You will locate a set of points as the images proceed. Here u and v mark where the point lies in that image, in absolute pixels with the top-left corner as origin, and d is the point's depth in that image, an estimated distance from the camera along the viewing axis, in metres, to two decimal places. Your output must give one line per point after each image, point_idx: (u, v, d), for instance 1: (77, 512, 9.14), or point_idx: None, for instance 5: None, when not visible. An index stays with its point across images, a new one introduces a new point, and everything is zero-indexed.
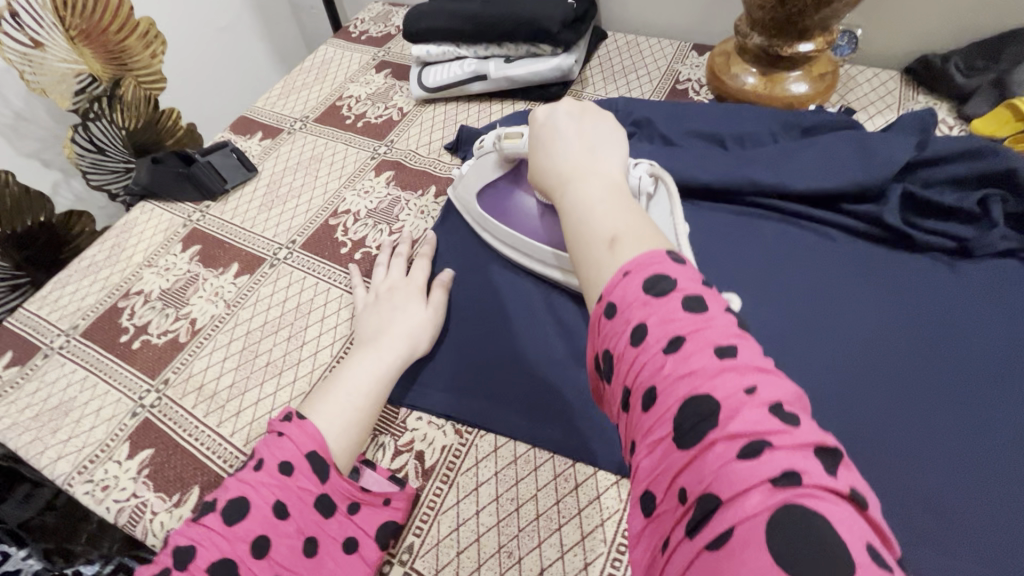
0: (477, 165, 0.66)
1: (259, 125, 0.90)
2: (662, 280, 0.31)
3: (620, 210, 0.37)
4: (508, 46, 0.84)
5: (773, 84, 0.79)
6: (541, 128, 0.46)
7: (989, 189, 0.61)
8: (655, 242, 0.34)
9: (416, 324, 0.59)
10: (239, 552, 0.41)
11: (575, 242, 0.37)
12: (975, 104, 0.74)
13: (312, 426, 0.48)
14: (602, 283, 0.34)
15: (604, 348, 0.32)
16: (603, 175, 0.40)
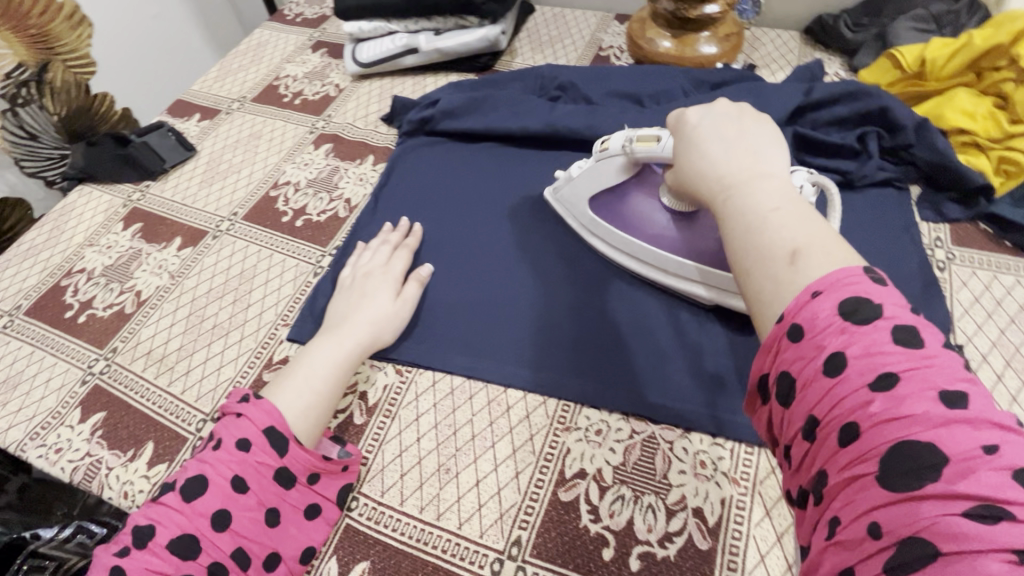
0: (597, 169, 0.61)
1: (196, 107, 0.92)
2: (864, 303, 0.29)
3: (797, 220, 0.35)
4: (436, 19, 0.88)
5: (685, 45, 0.85)
6: (698, 128, 0.45)
7: (867, 127, 0.68)
8: (845, 260, 0.32)
9: (380, 315, 0.59)
10: (199, 526, 0.44)
11: (746, 254, 0.36)
12: (862, 56, 0.81)
13: (268, 403, 0.49)
14: (780, 304, 0.32)
15: (781, 370, 0.31)
16: (771, 181, 0.39)
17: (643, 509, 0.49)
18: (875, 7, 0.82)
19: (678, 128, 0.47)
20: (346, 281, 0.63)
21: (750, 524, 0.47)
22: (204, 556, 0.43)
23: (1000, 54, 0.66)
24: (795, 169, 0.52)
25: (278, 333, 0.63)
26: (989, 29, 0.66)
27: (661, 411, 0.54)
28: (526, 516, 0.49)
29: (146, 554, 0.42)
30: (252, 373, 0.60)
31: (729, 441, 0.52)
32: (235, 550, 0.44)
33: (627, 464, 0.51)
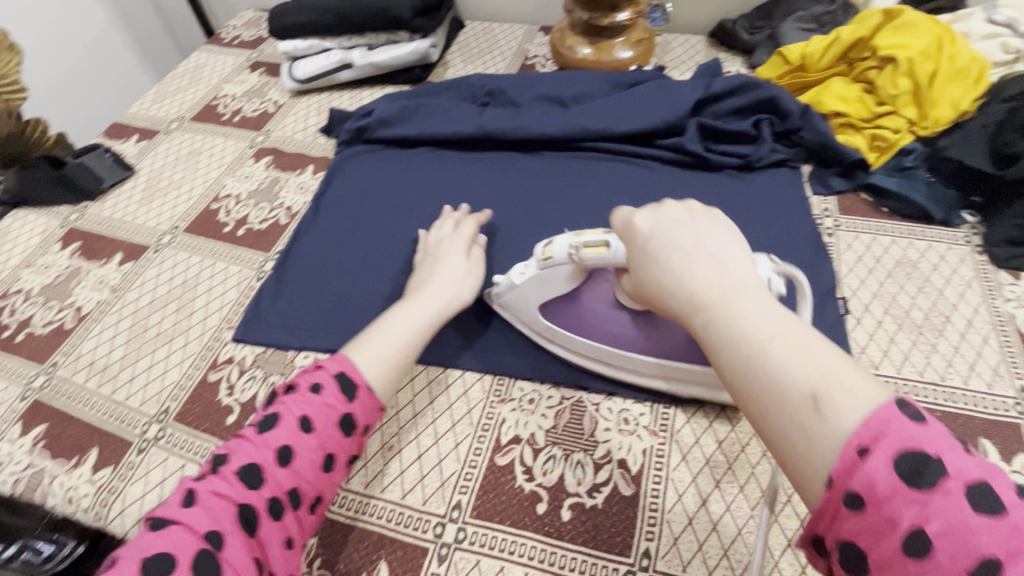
0: (544, 277, 0.55)
1: (134, 129, 0.93)
2: (925, 464, 0.25)
3: (798, 342, 0.31)
4: (369, 36, 0.93)
5: (603, 51, 0.92)
6: (649, 235, 0.41)
7: (760, 115, 0.77)
8: (873, 391, 0.28)
9: (454, 275, 0.61)
10: (265, 458, 0.43)
11: (758, 400, 0.31)
12: (758, 55, 0.90)
13: (345, 356, 0.50)
14: (822, 460, 0.28)
15: (843, 538, 0.27)
16: (753, 293, 0.35)
17: (572, 466, 0.53)
18: (766, 12, 0.92)
19: (631, 236, 0.43)
20: (418, 258, 0.66)
21: (668, 468, 0.52)
22: (266, 488, 0.42)
23: (863, 46, 0.76)
24: (757, 257, 0.45)
25: (222, 336, 0.65)
26: (853, 26, 0.77)
27: (587, 378, 0.59)
28: (466, 482, 0.53)
29: (219, 479, 0.42)
30: (198, 375, 0.62)
31: (648, 399, 0.57)
32: (292, 490, 0.43)
33: (558, 427, 0.56)
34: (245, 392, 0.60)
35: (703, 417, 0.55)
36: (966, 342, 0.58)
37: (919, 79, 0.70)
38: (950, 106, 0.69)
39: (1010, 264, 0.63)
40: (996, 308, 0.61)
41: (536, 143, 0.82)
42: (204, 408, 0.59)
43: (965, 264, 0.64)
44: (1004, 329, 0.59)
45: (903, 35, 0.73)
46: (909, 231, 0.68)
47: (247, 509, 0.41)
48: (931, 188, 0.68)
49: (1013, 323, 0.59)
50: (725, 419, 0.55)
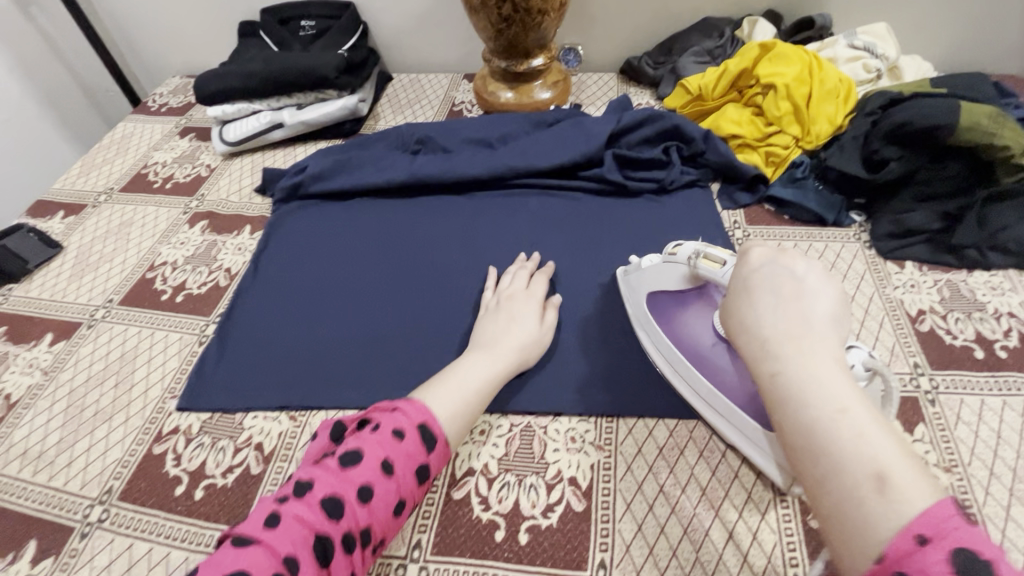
0: (661, 269, 0.62)
1: (59, 205, 0.91)
2: (974, 559, 0.28)
3: (870, 423, 0.34)
4: (297, 96, 0.96)
5: (524, 94, 0.98)
6: (755, 277, 0.43)
7: (668, 142, 0.84)
8: (931, 488, 0.31)
9: (527, 339, 0.63)
10: (348, 494, 0.46)
11: (821, 463, 0.34)
12: (663, 87, 0.98)
13: (422, 404, 0.52)
14: (870, 538, 0.31)
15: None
16: (833, 361, 0.37)
17: (526, 489, 0.55)
18: (667, 48, 1.00)
19: (740, 263, 0.45)
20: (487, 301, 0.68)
21: (616, 480, 0.55)
22: (344, 521, 0.45)
23: (748, 76, 0.86)
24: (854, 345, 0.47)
25: (166, 406, 0.64)
26: (738, 58, 0.86)
27: (533, 404, 0.61)
28: (423, 519, 0.54)
29: (303, 504, 0.45)
30: (142, 449, 0.60)
31: (593, 417, 0.60)
32: (364, 528, 0.46)
33: (510, 454, 0.58)
34: (192, 461, 0.59)
35: (644, 427, 0.59)
36: (865, 328, 0.65)
37: (797, 102, 0.80)
38: (827, 123, 0.79)
39: (894, 255, 0.71)
40: (887, 295, 0.68)
41: (468, 184, 0.86)
42: (150, 482, 0.57)
43: (858, 259, 0.72)
44: (896, 313, 0.66)
45: (778, 64, 0.83)
46: (808, 234, 0.76)
47: (326, 539, 0.43)
48: (820, 196, 0.76)
49: (902, 307, 0.67)
50: (664, 426, 0.59)
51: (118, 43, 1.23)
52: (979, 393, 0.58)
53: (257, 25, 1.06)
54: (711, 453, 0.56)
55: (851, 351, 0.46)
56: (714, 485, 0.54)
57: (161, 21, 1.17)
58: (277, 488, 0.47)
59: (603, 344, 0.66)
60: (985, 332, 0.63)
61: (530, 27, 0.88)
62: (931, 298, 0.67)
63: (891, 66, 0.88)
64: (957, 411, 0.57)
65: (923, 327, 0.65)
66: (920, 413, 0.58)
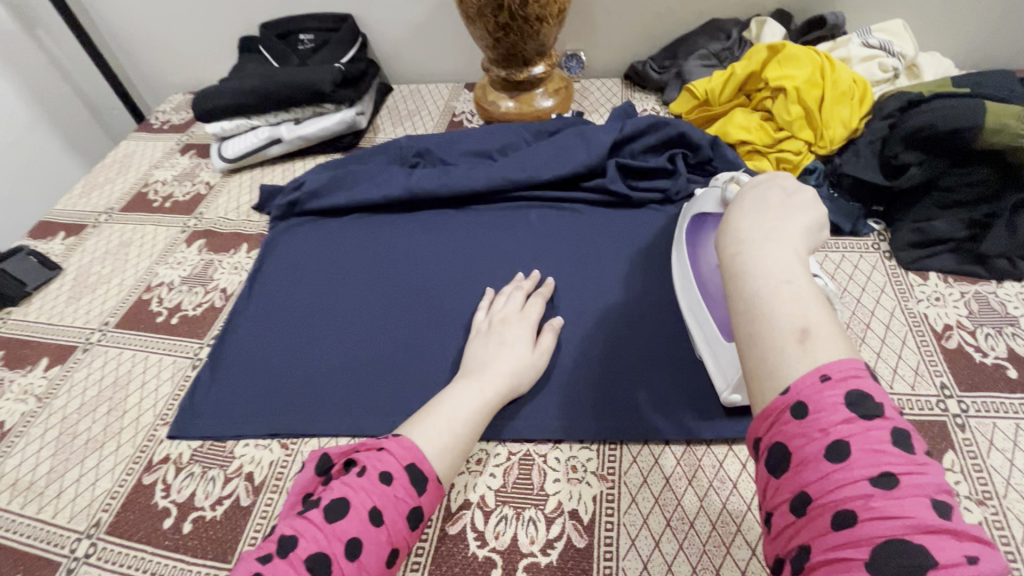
0: (704, 194, 0.65)
1: (59, 226, 0.91)
2: (864, 398, 0.30)
3: (808, 293, 0.34)
4: (294, 111, 0.95)
5: (525, 103, 0.95)
6: (750, 190, 0.42)
7: (674, 149, 0.81)
8: (846, 345, 0.33)
9: (520, 364, 0.60)
10: (334, 549, 0.43)
11: (754, 321, 0.34)
12: (669, 92, 0.95)
13: (409, 441, 0.50)
14: (781, 378, 0.32)
15: (777, 438, 0.31)
16: (794, 247, 0.37)
17: (524, 524, 0.52)
18: (672, 52, 0.97)
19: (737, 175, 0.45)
20: (478, 325, 0.65)
21: (619, 513, 0.52)
22: None
23: (757, 79, 0.82)
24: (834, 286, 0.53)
25: (157, 434, 0.63)
26: (745, 61, 0.83)
27: (533, 429, 0.59)
28: (416, 558, 0.51)
29: (287, 564, 0.42)
30: (131, 479, 0.59)
31: (595, 444, 0.58)
32: None
33: (507, 485, 0.55)
34: (182, 492, 0.57)
35: (649, 455, 0.56)
36: (887, 346, 0.61)
37: (808, 105, 0.76)
38: (842, 126, 0.75)
39: (916, 266, 0.67)
40: (909, 309, 0.64)
41: (466, 198, 0.84)
42: (138, 515, 0.56)
43: (878, 270, 0.68)
44: (919, 330, 0.62)
45: (788, 66, 0.79)
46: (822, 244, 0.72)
47: None
48: (835, 204, 0.73)
49: (927, 323, 0.62)
50: (671, 454, 0.56)
51: (123, 63, 1.24)
52: (1013, 417, 0.54)
53: (256, 40, 1.06)
54: (722, 484, 0.53)
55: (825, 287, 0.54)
56: (724, 518, 0.50)
57: (163, 39, 1.17)
58: (258, 546, 0.45)
59: (605, 363, 0.63)
60: (1019, 350, 0.59)
61: (529, 34, 0.85)
62: (958, 312, 0.63)
63: (909, 64, 0.84)
64: (989, 438, 0.53)
65: (949, 344, 0.60)
66: (949, 439, 0.53)
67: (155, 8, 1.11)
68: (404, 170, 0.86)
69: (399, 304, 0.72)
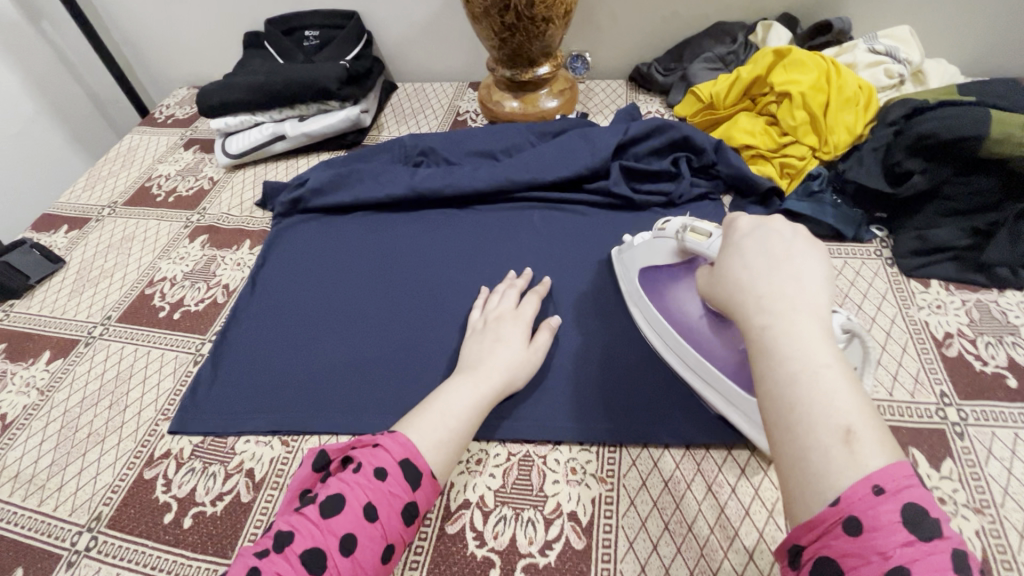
0: (653, 245, 0.63)
1: (62, 219, 0.91)
2: (921, 517, 0.30)
3: (845, 383, 0.34)
4: (299, 108, 0.95)
5: (529, 103, 0.95)
6: (747, 240, 0.43)
7: (678, 152, 0.81)
8: (890, 446, 0.33)
9: (514, 360, 0.60)
10: (329, 545, 0.44)
11: (795, 417, 0.34)
12: (674, 94, 0.95)
13: (403, 437, 0.50)
14: (829, 484, 0.32)
15: (827, 553, 0.31)
16: (818, 321, 0.37)
17: (523, 524, 0.52)
18: (677, 54, 0.97)
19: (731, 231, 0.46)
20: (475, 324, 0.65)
21: (618, 516, 0.52)
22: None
23: (762, 84, 0.83)
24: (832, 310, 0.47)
25: (158, 428, 0.63)
26: (751, 65, 0.83)
27: (533, 430, 0.59)
28: (415, 556, 0.51)
29: (284, 560, 0.42)
30: (132, 474, 0.59)
31: (594, 446, 0.58)
32: None
33: (507, 485, 0.55)
34: (182, 487, 0.57)
35: (649, 458, 0.56)
36: (887, 353, 0.61)
37: (813, 111, 0.76)
38: (846, 132, 0.75)
39: (918, 273, 0.67)
40: (911, 316, 0.64)
41: (469, 198, 0.84)
42: (139, 510, 0.56)
43: (879, 277, 0.68)
44: (920, 337, 0.62)
45: (794, 72, 0.79)
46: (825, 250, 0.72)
47: None
48: (839, 210, 0.72)
49: (927, 330, 0.63)
50: (671, 458, 0.56)
51: (128, 57, 1.25)
52: (1012, 426, 0.54)
53: (262, 36, 1.06)
54: (720, 489, 0.53)
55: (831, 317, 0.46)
56: (723, 523, 0.51)
57: (169, 33, 1.17)
58: (255, 542, 0.45)
59: (606, 365, 0.63)
60: (1018, 359, 0.59)
61: (534, 35, 0.85)
62: (959, 320, 0.63)
63: (914, 70, 0.84)
64: (988, 447, 0.53)
65: (950, 352, 0.60)
66: (948, 446, 0.54)
67: (161, 2, 1.11)
68: (407, 168, 0.86)
69: (401, 303, 0.72)
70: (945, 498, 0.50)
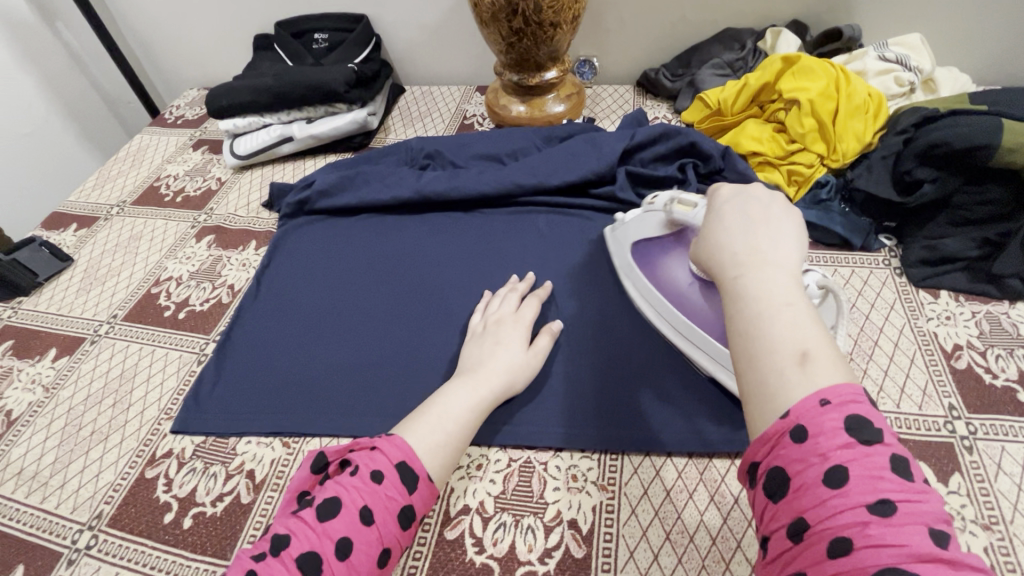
0: (645, 218, 0.67)
1: (71, 218, 0.92)
2: (864, 423, 0.30)
3: (806, 317, 0.34)
4: (306, 110, 0.95)
5: (536, 108, 0.95)
6: (725, 207, 0.41)
7: (684, 159, 0.80)
8: (844, 367, 0.32)
9: (514, 364, 0.60)
10: (325, 549, 0.43)
11: (753, 343, 0.34)
12: (681, 100, 0.95)
13: (401, 440, 0.50)
14: (779, 401, 0.32)
15: (776, 463, 0.31)
16: (788, 269, 0.36)
17: (523, 531, 0.52)
18: (685, 60, 0.97)
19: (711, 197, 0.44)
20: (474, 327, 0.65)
21: (618, 524, 0.52)
22: None
23: (771, 91, 0.82)
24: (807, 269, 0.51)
25: (161, 428, 0.63)
26: (759, 72, 0.83)
27: (534, 436, 0.58)
28: (414, 561, 0.51)
29: (280, 564, 0.42)
30: (133, 473, 0.59)
31: (595, 453, 0.57)
32: None
33: (507, 491, 0.55)
34: (183, 487, 0.58)
35: (650, 466, 0.56)
36: (894, 364, 0.60)
37: (822, 118, 0.75)
38: (855, 140, 0.74)
39: (927, 283, 0.67)
40: (919, 327, 0.63)
41: (474, 202, 0.84)
42: (140, 508, 0.56)
43: (887, 286, 0.67)
44: (929, 348, 0.61)
45: (803, 79, 0.79)
46: (832, 259, 0.71)
47: None
48: (847, 219, 0.72)
49: (936, 341, 0.62)
50: (673, 466, 0.56)
51: (140, 58, 1.26)
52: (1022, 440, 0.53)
53: (271, 38, 1.06)
54: (722, 499, 0.52)
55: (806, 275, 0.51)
56: (725, 534, 0.50)
57: (180, 35, 1.18)
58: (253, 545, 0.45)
59: (609, 371, 0.63)
60: None
61: (542, 40, 0.85)
62: (968, 332, 0.62)
63: (925, 79, 0.83)
64: (997, 461, 0.52)
65: (959, 364, 0.60)
66: (956, 461, 0.53)
67: (173, 4, 1.12)
68: (413, 171, 0.86)
69: (405, 305, 0.72)
70: (952, 513, 0.49)
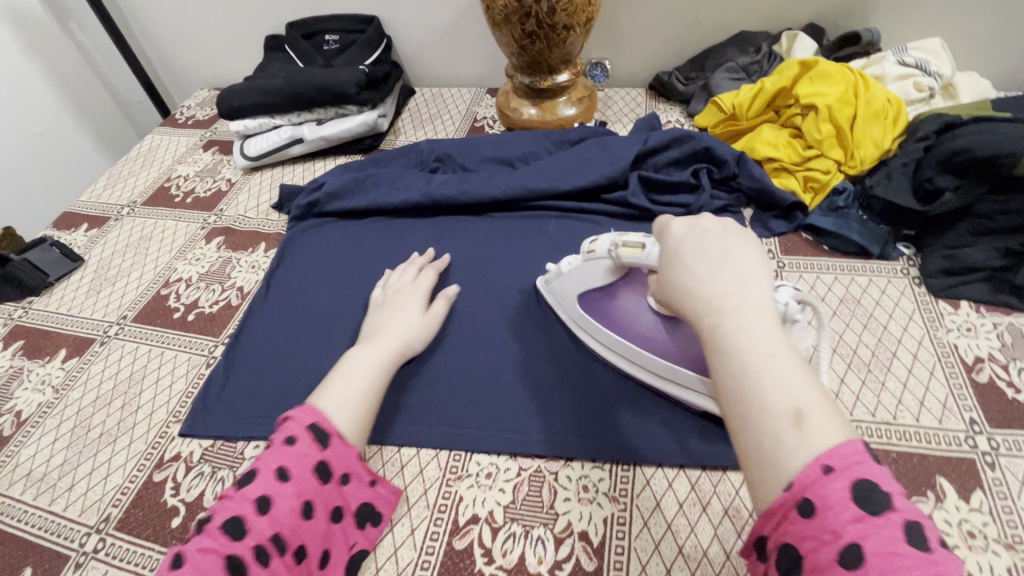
0: (584, 269, 0.60)
1: (82, 218, 0.92)
2: (872, 489, 0.29)
3: (795, 369, 0.33)
4: (317, 111, 0.95)
5: (547, 111, 0.95)
6: (681, 245, 0.41)
7: (698, 163, 0.79)
8: (840, 422, 0.31)
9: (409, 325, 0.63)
10: (246, 510, 0.43)
11: (745, 406, 0.33)
12: (695, 104, 0.93)
13: (311, 406, 0.51)
14: (781, 470, 0.31)
15: (785, 540, 0.30)
16: (763, 313, 0.36)
17: (533, 543, 0.51)
18: (699, 63, 0.96)
19: (665, 236, 0.44)
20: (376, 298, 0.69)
21: (630, 537, 0.51)
22: (250, 537, 0.42)
23: (787, 95, 0.81)
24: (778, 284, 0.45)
25: (169, 430, 0.63)
26: (775, 76, 0.82)
27: (544, 446, 0.58)
28: (423, 571, 0.50)
29: (204, 537, 0.42)
30: (142, 476, 0.59)
31: (606, 464, 0.56)
32: (275, 535, 0.43)
33: (517, 501, 0.54)
34: (191, 491, 0.57)
35: (663, 478, 0.55)
36: (913, 376, 0.59)
37: (840, 124, 0.74)
38: (874, 147, 0.73)
39: (947, 294, 0.65)
40: (939, 339, 0.62)
41: (485, 206, 0.83)
42: (147, 512, 0.56)
43: (906, 296, 0.66)
44: (949, 361, 0.60)
45: (821, 84, 0.78)
46: (849, 268, 0.70)
47: (235, 560, 0.41)
48: (865, 226, 0.70)
49: (956, 353, 0.60)
50: (686, 478, 0.55)
51: (152, 59, 1.27)
52: None
53: (282, 39, 1.06)
54: (737, 513, 0.51)
55: (779, 292, 0.45)
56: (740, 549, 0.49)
57: (192, 35, 1.19)
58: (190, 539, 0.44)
59: (620, 380, 0.62)
60: None
61: (554, 43, 0.84)
62: (990, 343, 0.61)
63: (945, 84, 0.81)
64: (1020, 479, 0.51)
65: (980, 377, 0.58)
66: (978, 477, 0.51)
67: (185, 5, 1.13)
68: (423, 174, 0.86)
69: None
70: (975, 531, 0.48)
